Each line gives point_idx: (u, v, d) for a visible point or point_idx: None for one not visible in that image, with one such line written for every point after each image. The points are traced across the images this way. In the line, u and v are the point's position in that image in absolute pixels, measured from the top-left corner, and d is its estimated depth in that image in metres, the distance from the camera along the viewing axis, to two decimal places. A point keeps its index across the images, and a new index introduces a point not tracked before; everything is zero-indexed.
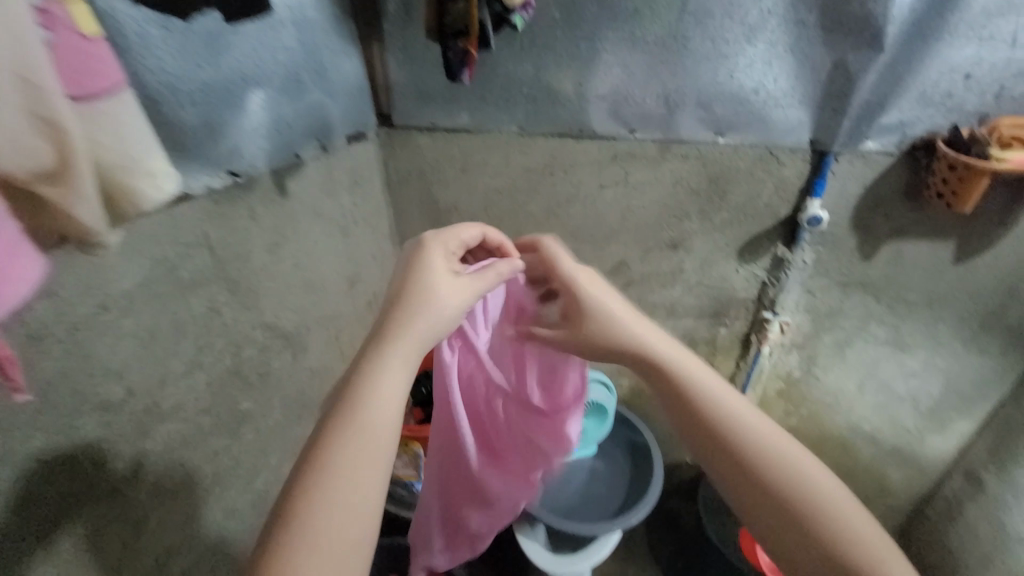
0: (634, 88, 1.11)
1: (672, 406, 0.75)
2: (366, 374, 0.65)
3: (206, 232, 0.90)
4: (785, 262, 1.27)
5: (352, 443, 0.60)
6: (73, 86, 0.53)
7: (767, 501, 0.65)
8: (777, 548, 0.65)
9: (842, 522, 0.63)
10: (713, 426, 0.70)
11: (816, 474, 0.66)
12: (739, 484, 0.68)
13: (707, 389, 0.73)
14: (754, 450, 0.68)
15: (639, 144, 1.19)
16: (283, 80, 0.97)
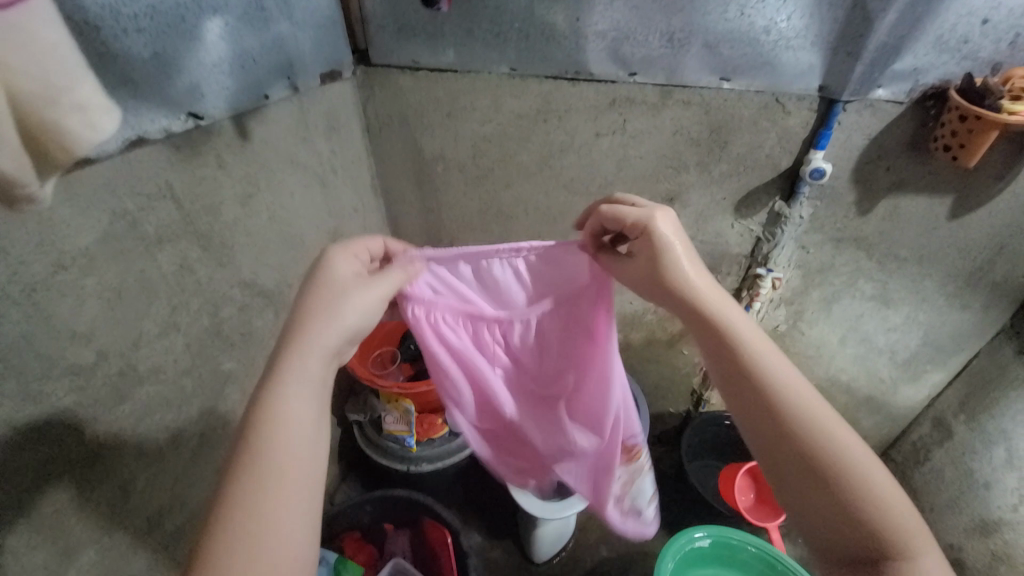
0: (636, 25, 1.02)
1: (723, 371, 0.72)
2: (269, 406, 0.60)
3: (170, 182, 0.82)
4: (782, 218, 1.25)
5: (269, 462, 0.57)
6: None
7: (810, 469, 0.65)
8: (796, 495, 0.67)
9: (865, 476, 0.64)
10: (764, 394, 0.68)
11: (844, 432, 0.66)
12: (782, 453, 0.67)
13: (746, 340, 0.71)
14: (785, 403, 0.67)
15: (639, 89, 1.12)
16: (245, 6, 0.87)
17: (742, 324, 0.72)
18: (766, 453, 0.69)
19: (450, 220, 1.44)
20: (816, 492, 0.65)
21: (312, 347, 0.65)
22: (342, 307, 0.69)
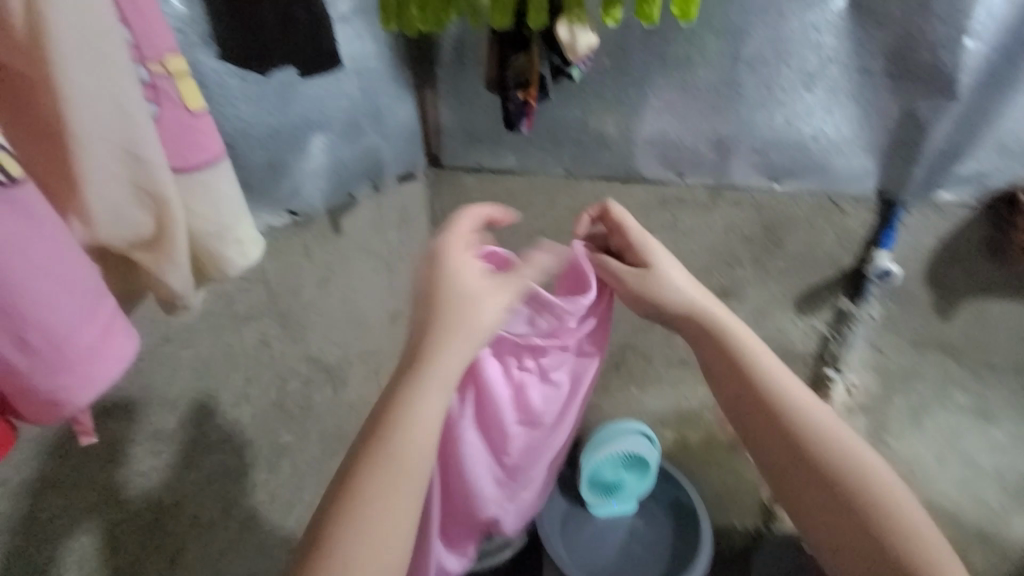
0: (684, 133, 1.11)
1: (722, 381, 0.77)
2: (400, 403, 0.64)
3: (263, 268, 0.98)
4: (850, 317, 1.18)
5: (392, 471, 0.61)
6: (177, 160, 0.62)
7: (813, 480, 0.69)
8: (803, 508, 0.70)
9: (880, 493, 0.66)
10: (767, 403, 0.73)
11: (855, 448, 0.69)
12: (787, 467, 0.71)
13: (758, 356, 0.75)
14: (794, 417, 0.72)
15: (689, 190, 1.17)
16: (347, 125, 1.02)
17: (752, 342, 0.76)
18: (775, 468, 0.72)
19: None
20: (827, 506, 0.68)
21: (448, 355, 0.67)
22: (474, 317, 0.69)
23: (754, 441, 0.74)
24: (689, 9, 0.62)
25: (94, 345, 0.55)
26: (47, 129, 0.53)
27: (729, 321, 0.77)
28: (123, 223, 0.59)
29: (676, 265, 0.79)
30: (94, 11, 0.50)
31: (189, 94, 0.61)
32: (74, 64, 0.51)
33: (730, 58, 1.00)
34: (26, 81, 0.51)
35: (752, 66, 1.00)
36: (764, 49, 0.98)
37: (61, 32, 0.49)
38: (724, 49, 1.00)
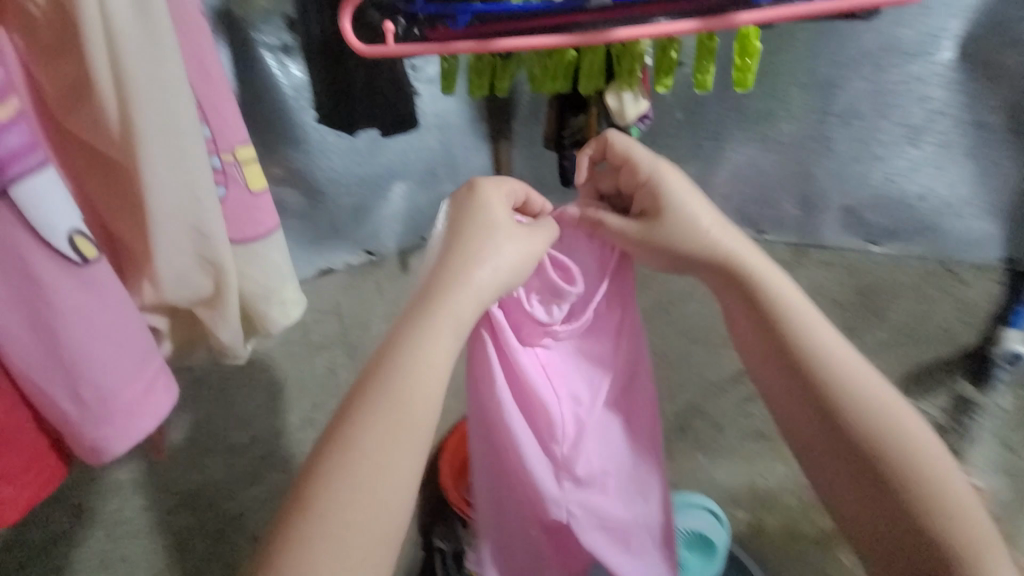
0: (763, 187, 1.05)
1: (777, 369, 0.51)
2: (401, 345, 0.44)
3: (339, 302, 1.08)
4: (972, 405, 0.96)
5: (381, 433, 0.41)
6: (236, 231, 0.55)
7: (899, 516, 0.45)
8: (846, 517, 0.48)
9: (946, 496, 0.45)
10: (840, 409, 0.47)
11: (919, 438, 0.46)
12: (859, 493, 0.47)
13: (783, 306, 0.50)
14: (837, 402, 0.48)
15: (769, 247, 1.09)
16: (425, 174, 1.08)
17: (783, 291, 0.51)
18: (811, 465, 0.50)
19: None
20: (879, 523, 0.46)
21: (436, 316, 0.45)
22: (474, 271, 0.47)
23: (809, 454, 0.50)
24: (751, 74, 0.55)
25: (130, 404, 0.47)
26: (114, 197, 0.46)
27: (759, 266, 0.52)
28: (182, 293, 0.50)
29: (687, 184, 0.53)
30: (168, 80, 0.42)
31: (254, 175, 0.55)
32: (149, 137, 0.42)
33: (818, 112, 0.95)
34: (97, 148, 0.44)
35: (845, 119, 0.94)
36: (860, 102, 0.93)
37: (142, 103, 0.41)
38: (810, 102, 0.94)
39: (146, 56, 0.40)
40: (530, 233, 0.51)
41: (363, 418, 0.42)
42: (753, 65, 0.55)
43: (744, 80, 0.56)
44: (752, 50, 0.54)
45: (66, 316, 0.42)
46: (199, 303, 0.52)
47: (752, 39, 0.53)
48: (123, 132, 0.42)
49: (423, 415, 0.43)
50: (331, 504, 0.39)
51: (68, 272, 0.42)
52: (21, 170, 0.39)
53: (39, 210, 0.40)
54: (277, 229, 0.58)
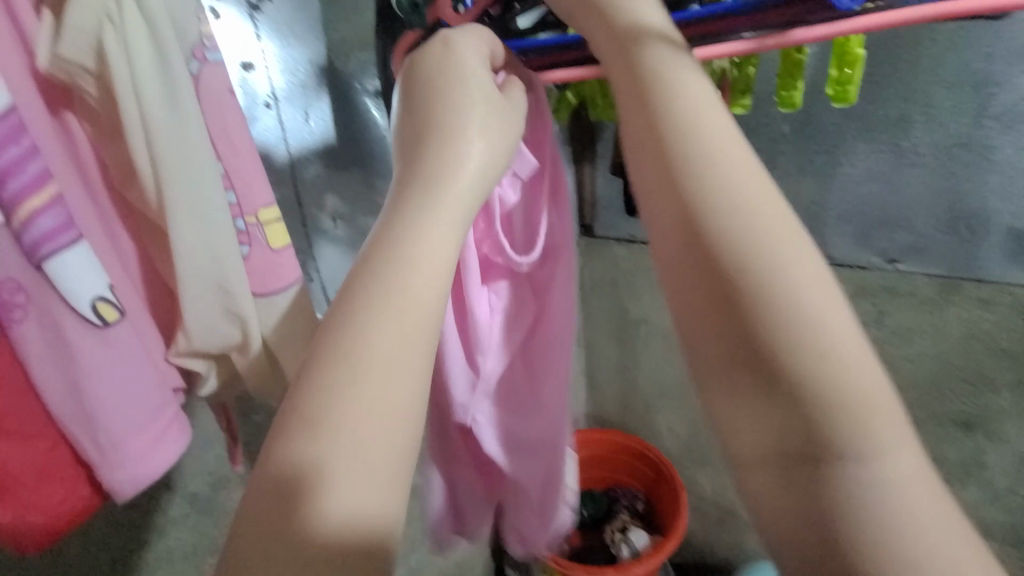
0: (897, 206, 0.88)
1: (656, 218, 0.35)
2: (388, 235, 0.33)
3: None
4: None
5: (384, 340, 0.31)
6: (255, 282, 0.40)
7: (779, 437, 0.30)
8: (743, 465, 0.32)
9: (870, 461, 0.29)
10: (734, 276, 0.31)
11: (876, 391, 0.30)
12: (743, 404, 0.31)
13: (709, 181, 0.33)
14: (758, 300, 0.31)
15: (902, 279, 0.92)
16: None
17: (716, 153, 0.34)
18: (704, 385, 0.33)
19: (650, 388, 1.35)
20: (771, 473, 0.31)
21: (443, 169, 0.36)
22: (460, 150, 0.37)
23: (694, 336, 0.33)
24: (855, 86, 0.50)
25: (130, 449, 0.38)
26: (157, 254, 0.38)
27: (710, 123, 0.35)
28: (210, 342, 0.39)
29: (697, 74, 0.37)
30: (183, 119, 0.33)
31: (276, 230, 0.40)
32: (173, 188, 0.34)
33: (971, 116, 0.78)
34: (141, 209, 0.37)
35: (1005, 122, 0.78)
36: None
37: (167, 160, 0.33)
38: (963, 107, 0.78)
39: (169, 111, 0.32)
40: (501, 105, 0.41)
41: (360, 286, 0.32)
42: (856, 77, 0.50)
43: (846, 94, 0.51)
44: (854, 60, 0.50)
45: (88, 369, 0.35)
46: (231, 348, 0.40)
47: (853, 46, 0.49)
48: (152, 187, 0.34)
49: (434, 265, 0.33)
50: (336, 393, 0.29)
51: (66, 336, 0.34)
52: (49, 247, 0.32)
53: (63, 281, 0.33)
54: (301, 280, 0.42)
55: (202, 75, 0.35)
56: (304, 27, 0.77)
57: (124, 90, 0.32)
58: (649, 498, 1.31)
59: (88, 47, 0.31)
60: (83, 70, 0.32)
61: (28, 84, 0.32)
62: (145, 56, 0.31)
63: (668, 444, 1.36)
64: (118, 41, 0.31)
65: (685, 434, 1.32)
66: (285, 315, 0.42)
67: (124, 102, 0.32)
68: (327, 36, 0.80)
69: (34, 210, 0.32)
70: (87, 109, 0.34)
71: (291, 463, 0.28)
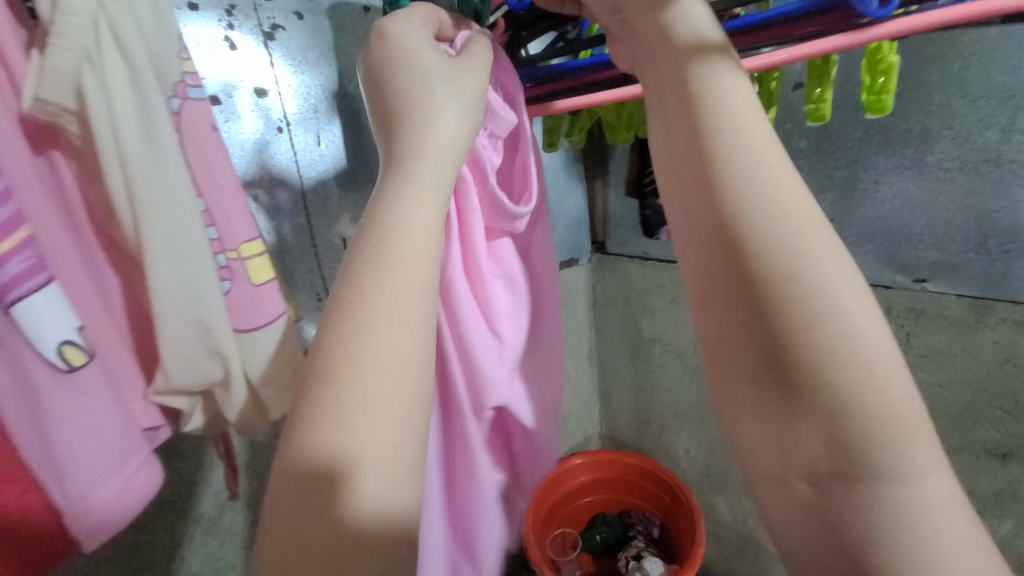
0: (922, 221, 0.84)
1: (690, 212, 0.34)
2: (384, 218, 0.32)
3: None
4: None
5: (394, 323, 0.29)
6: (238, 316, 0.40)
7: (816, 429, 0.30)
8: (781, 458, 0.31)
9: (903, 479, 0.29)
10: (770, 273, 0.30)
11: (902, 383, 0.30)
12: (772, 395, 0.31)
13: (750, 174, 0.32)
14: (795, 321, 0.30)
15: (933, 300, 0.87)
16: None
17: (755, 159, 0.32)
18: (728, 403, 0.34)
19: (665, 408, 1.30)
20: (795, 490, 0.31)
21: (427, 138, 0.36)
22: (436, 112, 0.37)
23: (726, 329, 0.32)
24: (890, 94, 0.48)
25: (99, 491, 0.36)
26: (140, 289, 0.38)
27: (744, 126, 0.33)
28: (189, 380, 0.38)
29: (736, 77, 0.35)
30: (163, 144, 0.33)
31: (259, 265, 0.40)
32: (149, 229, 0.33)
33: (999, 129, 0.74)
34: (123, 247, 0.36)
35: None
36: None
37: (146, 198, 0.33)
38: (992, 120, 0.74)
39: (146, 150, 0.32)
40: (465, 65, 0.40)
41: (357, 255, 0.31)
42: (892, 85, 0.48)
43: (883, 103, 0.48)
44: (889, 68, 0.47)
45: (57, 412, 0.33)
46: (212, 385, 0.39)
47: (885, 53, 0.47)
48: (131, 229, 0.33)
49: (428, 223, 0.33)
50: (362, 377, 0.27)
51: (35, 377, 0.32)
52: (16, 291, 0.31)
53: (29, 325, 0.31)
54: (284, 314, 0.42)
55: (184, 111, 0.35)
56: (316, 53, 0.79)
57: (102, 129, 0.31)
58: (665, 525, 1.24)
59: (68, 90, 0.31)
60: (66, 114, 0.32)
61: (14, 127, 0.32)
62: (123, 94, 0.31)
63: (685, 467, 1.30)
64: (97, 82, 0.31)
65: (702, 460, 1.25)
66: (265, 347, 0.41)
67: (101, 141, 0.31)
68: (338, 62, 0.82)
69: (6, 252, 0.30)
70: (71, 148, 0.34)
71: (325, 452, 0.26)
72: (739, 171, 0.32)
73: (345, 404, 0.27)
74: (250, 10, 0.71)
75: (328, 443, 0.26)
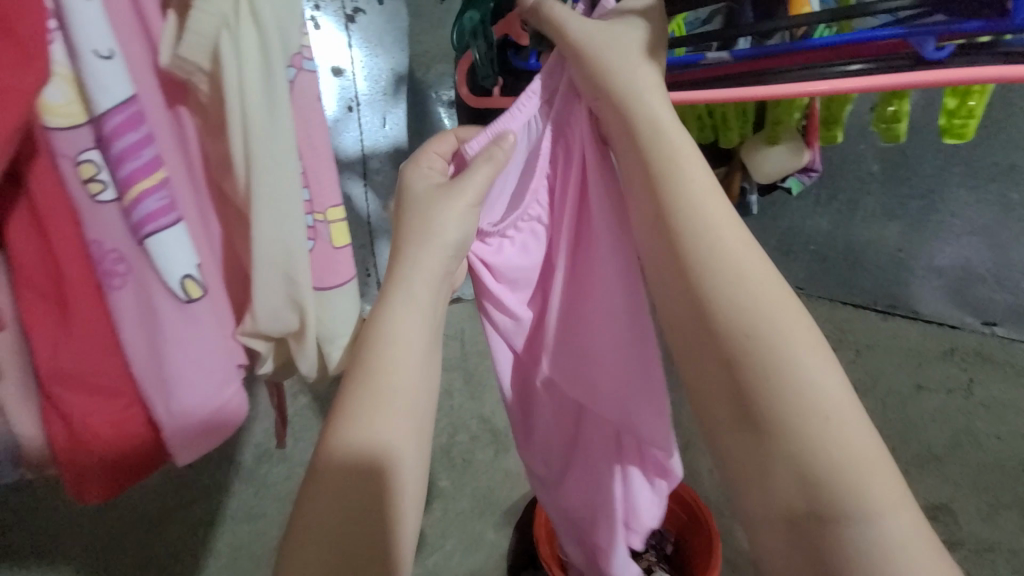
0: (1008, 258, 0.81)
1: (654, 263, 0.38)
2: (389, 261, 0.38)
3: (462, 327, 1.04)
4: None
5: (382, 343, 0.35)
6: (318, 274, 0.38)
7: (757, 468, 0.32)
8: (739, 493, 0.34)
9: (872, 517, 0.29)
10: (715, 333, 0.34)
11: (857, 416, 0.32)
12: (720, 437, 0.34)
13: (701, 235, 0.35)
14: (749, 374, 0.32)
15: (1005, 346, 0.84)
16: None
17: (702, 208, 0.35)
18: (704, 441, 0.36)
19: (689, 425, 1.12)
20: (776, 527, 0.32)
21: (445, 219, 0.38)
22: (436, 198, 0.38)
23: (686, 377, 0.36)
24: (976, 121, 0.40)
25: (199, 418, 0.34)
26: (238, 242, 0.35)
27: (693, 172, 0.36)
28: (272, 328, 0.35)
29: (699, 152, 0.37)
30: (281, 118, 0.30)
31: (340, 229, 0.39)
32: (259, 185, 0.31)
33: None
34: (230, 199, 0.34)
35: None
36: None
37: (262, 162, 0.30)
38: None
39: (267, 116, 0.30)
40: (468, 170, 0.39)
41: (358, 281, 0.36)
42: (979, 109, 0.40)
43: (961, 128, 0.40)
44: (977, 91, 0.39)
45: (175, 345, 0.32)
46: (288, 335, 0.37)
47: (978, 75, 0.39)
48: (242, 179, 0.31)
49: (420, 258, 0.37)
50: (358, 385, 0.34)
51: (153, 316, 0.31)
52: (151, 225, 0.29)
53: (158, 258, 0.30)
54: (355, 280, 0.40)
55: (300, 83, 0.33)
56: (391, 38, 0.79)
57: (231, 91, 0.29)
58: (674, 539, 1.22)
59: (206, 49, 0.29)
60: (198, 73, 0.29)
61: (148, 73, 0.30)
62: (253, 54, 0.29)
63: (705, 487, 1.12)
64: (233, 46, 0.29)
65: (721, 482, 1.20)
66: (340, 308, 0.40)
67: (228, 97, 0.29)
68: (410, 49, 0.80)
69: (144, 190, 0.29)
70: (192, 99, 0.32)
71: (334, 444, 0.32)
72: (692, 230, 0.35)
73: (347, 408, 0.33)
74: None
75: (334, 440, 0.33)
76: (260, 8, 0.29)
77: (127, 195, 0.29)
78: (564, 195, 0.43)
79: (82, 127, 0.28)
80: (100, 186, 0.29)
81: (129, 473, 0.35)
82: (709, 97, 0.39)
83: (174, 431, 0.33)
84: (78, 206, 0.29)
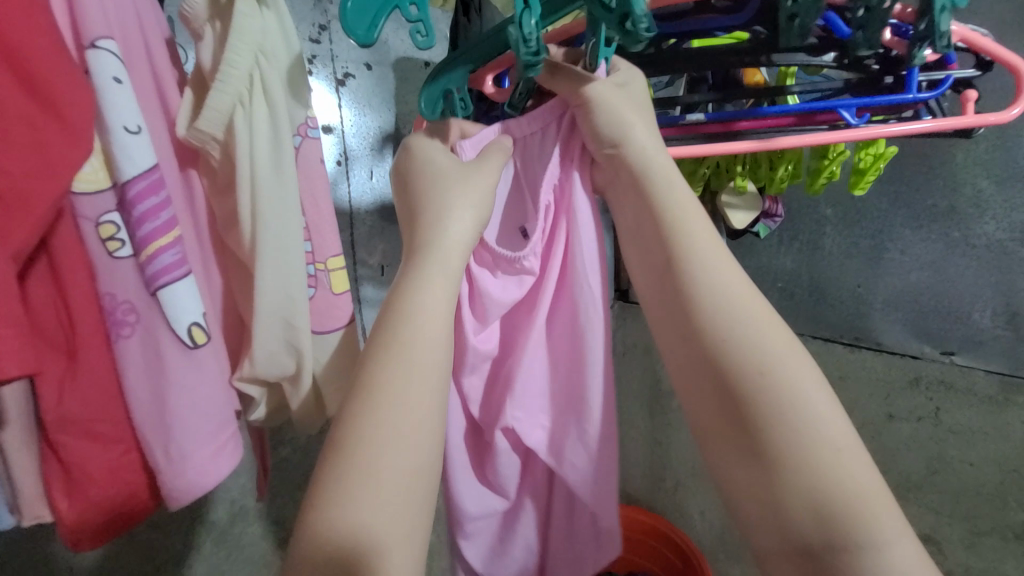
0: (958, 289, 0.84)
1: (670, 298, 0.40)
2: (397, 293, 0.37)
3: None
4: None
5: (405, 379, 0.33)
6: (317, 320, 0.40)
7: (770, 489, 0.33)
8: (753, 520, 0.35)
9: (881, 546, 0.31)
10: (728, 361, 0.36)
11: (859, 448, 0.34)
12: (728, 458, 0.36)
13: (711, 277, 0.38)
14: (764, 401, 0.34)
15: (964, 376, 0.85)
16: None
17: (709, 253, 0.39)
18: (719, 468, 0.37)
19: (680, 463, 1.11)
20: (791, 561, 0.33)
21: (450, 254, 0.39)
22: (444, 232, 0.40)
23: (702, 403, 0.37)
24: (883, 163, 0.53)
25: (195, 463, 0.34)
26: (239, 291, 0.37)
27: (692, 227, 0.40)
28: (268, 373, 0.37)
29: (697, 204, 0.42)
30: (287, 180, 0.34)
31: (340, 276, 0.41)
32: (263, 240, 0.33)
33: None
34: (234, 252, 0.36)
35: None
36: None
37: (267, 218, 0.33)
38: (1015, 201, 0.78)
39: (274, 179, 0.33)
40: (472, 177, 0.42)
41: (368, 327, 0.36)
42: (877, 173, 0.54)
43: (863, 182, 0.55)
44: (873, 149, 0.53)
45: (176, 393, 0.33)
46: (284, 379, 0.38)
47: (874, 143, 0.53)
48: (246, 235, 0.34)
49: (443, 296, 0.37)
50: (374, 422, 0.32)
51: (157, 363, 0.32)
52: (165, 277, 0.32)
53: (167, 309, 0.32)
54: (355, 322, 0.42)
55: (304, 148, 0.37)
56: (379, 100, 0.83)
57: (242, 158, 0.32)
58: None
59: (219, 122, 0.32)
60: (212, 140, 0.33)
61: (168, 143, 0.33)
62: (263, 127, 0.32)
63: (698, 532, 1.09)
64: (247, 120, 0.32)
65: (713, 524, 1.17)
66: (336, 351, 0.41)
67: (238, 164, 0.32)
68: (397, 109, 0.85)
69: (160, 247, 0.31)
70: (206, 165, 0.35)
71: (355, 488, 0.30)
72: (706, 271, 0.38)
73: (366, 446, 0.31)
74: (328, 60, 0.77)
75: (354, 481, 0.30)
76: (271, 90, 0.32)
77: (143, 250, 0.31)
78: (551, 241, 0.46)
79: (106, 191, 0.31)
80: (119, 244, 0.31)
81: (112, 528, 0.34)
82: (704, 151, 0.44)
83: (170, 479, 0.33)
84: (95, 261, 0.31)
